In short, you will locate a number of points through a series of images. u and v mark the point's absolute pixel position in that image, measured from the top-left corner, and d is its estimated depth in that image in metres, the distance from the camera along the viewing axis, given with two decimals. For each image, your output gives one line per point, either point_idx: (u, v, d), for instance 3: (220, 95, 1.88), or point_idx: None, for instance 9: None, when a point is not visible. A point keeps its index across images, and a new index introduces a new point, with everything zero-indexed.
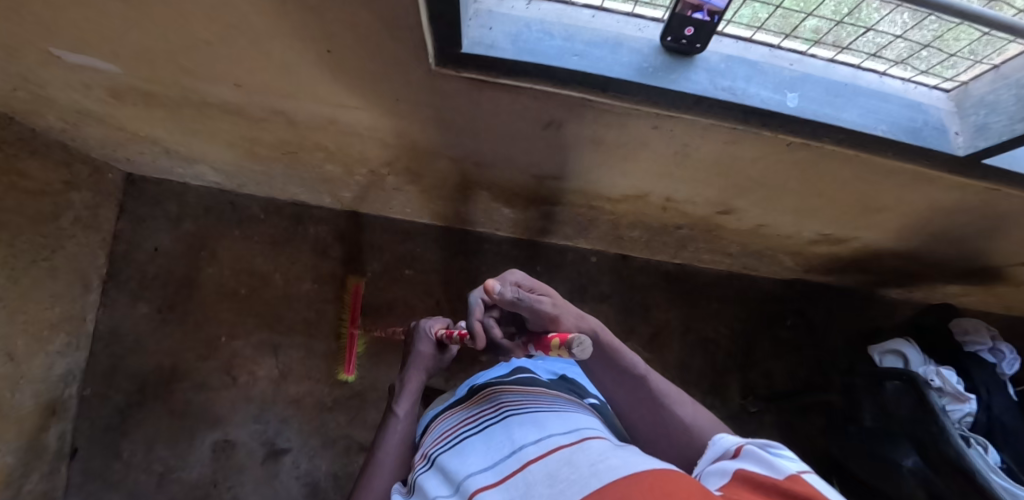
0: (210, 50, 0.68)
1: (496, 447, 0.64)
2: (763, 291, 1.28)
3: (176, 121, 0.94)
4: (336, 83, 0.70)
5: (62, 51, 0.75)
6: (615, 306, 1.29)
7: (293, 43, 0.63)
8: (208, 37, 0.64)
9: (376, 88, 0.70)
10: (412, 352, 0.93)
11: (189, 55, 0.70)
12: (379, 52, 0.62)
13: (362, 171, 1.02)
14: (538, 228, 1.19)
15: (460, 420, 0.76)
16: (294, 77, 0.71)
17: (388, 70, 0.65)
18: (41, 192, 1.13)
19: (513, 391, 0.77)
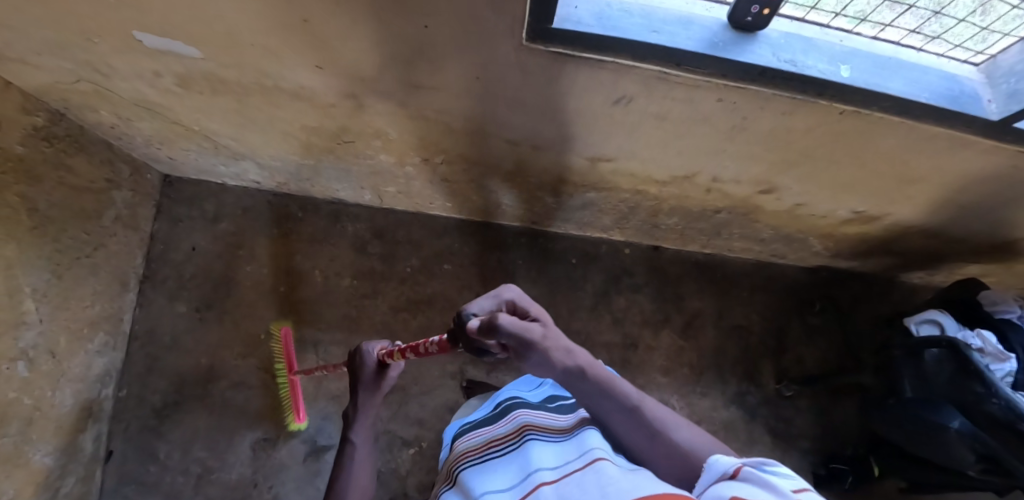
0: (300, 29, 0.71)
1: (510, 472, 0.66)
2: (792, 278, 1.33)
3: (237, 112, 0.97)
4: (418, 60, 0.74)
5: (145, 37, 0.79)
6: (649, 296, 1.32)
7: (389, 19, 0.67)
8: (304, 14, 0.68)
9: (456, 66, 0.74)
10: (358, 380, 0.88)
11: (275, 37, 0.74)
12: (471, 26, 0.66)
13: (414, 160, 1.05)
14: (577, 218, 1.23)
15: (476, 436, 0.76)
16: (377, 56, 0.75)
17: (474, 47, 0.70)
18: (85, 189, 1.15)
19: (531, 410, 0.77)
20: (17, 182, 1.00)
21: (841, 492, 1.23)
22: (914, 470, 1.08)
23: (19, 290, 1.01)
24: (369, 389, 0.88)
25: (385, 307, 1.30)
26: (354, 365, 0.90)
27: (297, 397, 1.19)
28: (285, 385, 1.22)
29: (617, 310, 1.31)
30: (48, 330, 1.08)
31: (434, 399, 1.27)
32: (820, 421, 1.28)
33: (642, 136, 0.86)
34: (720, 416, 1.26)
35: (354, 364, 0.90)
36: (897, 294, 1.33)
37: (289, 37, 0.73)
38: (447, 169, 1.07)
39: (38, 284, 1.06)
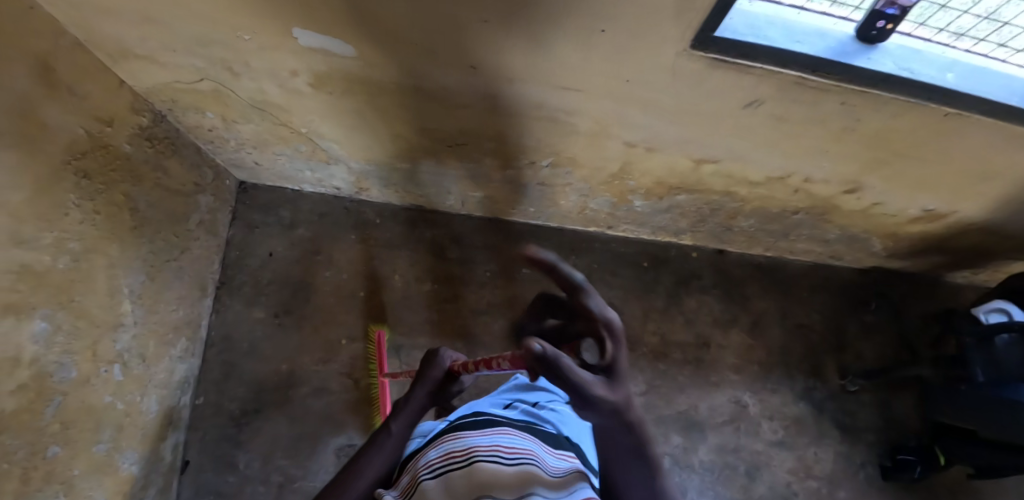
0: (472, 29, 0.76)
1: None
2: (847, 279, 1.42)
3: (359, 112, 1.01)
4: (575, 62, 0.80)
5: (302, 36, 0.82)
6: (717, 297, 1.37)
7: (571, 23, 0.73)
8: (486, 14, 0.73)
9: (608, 66, 0.80)
10: (422, 377, 0.76)
11: (438, 35, 0.79)
12: (643, 31, 0.73)
13: (521, 163, 1.10)
14: (655, 221, 1.28)
15: (455, 445, 0.55)
16: (533, 57, 0.81)
17: (635, 51, 0.76)
18: (177, 191, 1.14)
19: (531, 438, 0.58)
20: (122, 181, 1.01)
21: (907, 483, 1.28)
22: (987, 455, 1.14)
23: (119, 290, 1.01)
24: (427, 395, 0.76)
25: (466, 310, 1.30)
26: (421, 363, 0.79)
27: (388, 399, 1.20)
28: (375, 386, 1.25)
29: (688, 311, 1.34)
30: (140, 333, 1.06)
31: None
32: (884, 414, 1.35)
33: (757, 138, 0.93)
34: (789, 411, 1.32)
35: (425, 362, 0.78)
36: (942, 292, 1.43)
37: (452, 35, 0.78)
38: (549, 172, 1.12)
39: (135, 285, 1.05)
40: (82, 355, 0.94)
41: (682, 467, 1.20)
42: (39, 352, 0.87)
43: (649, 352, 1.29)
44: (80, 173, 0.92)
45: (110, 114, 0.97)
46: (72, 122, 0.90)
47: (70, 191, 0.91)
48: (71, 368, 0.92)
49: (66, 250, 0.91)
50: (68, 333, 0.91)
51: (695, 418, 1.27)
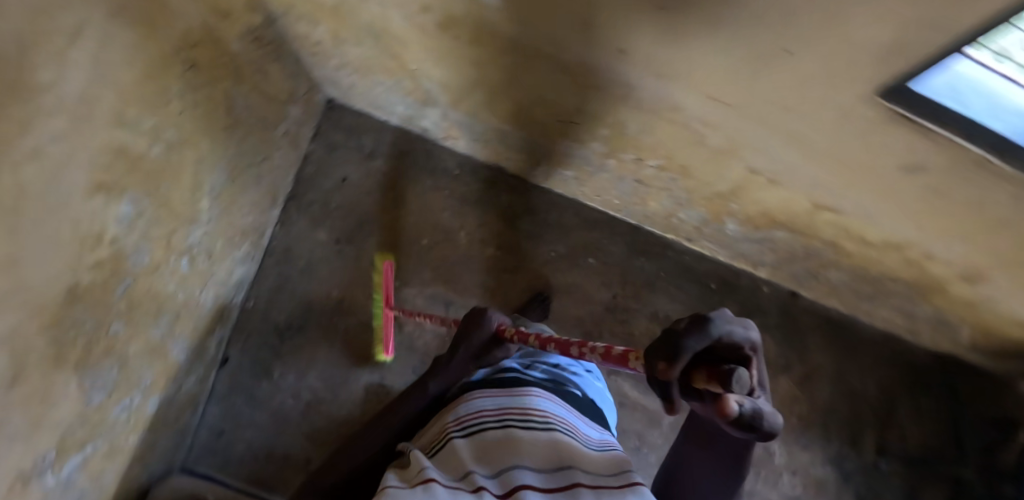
0: (635, 18, 0.70)
1: (544, 455, 0.57)
2: (916, 359, 1.22)
3: (478, 64, 0.96)
4: (734, 75, 0.73)
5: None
6: (775, 340, 1.23)
7: (750, 39, 0.66)
8: (662, 2, 0.65)
9: (768, 87, 0.72)
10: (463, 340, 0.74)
11: (594, 11, 0.72)
12: (823, 67, 0.65)
13: (626, 156, 1.03)
14: (737, 247, 1.18)
15: (484, 392, 0.67)
16: (687, 59, 0.74)
17: (802, 83, 0.69)
18: (272, 98, 1.12)
19: (555, 397, 0.67)
20: (225, 79, 0.99)
21: None
22: None
23: (202, 186, 1.01)
24: (471, 356, 0.74)
25: (522, 285, 1.25)
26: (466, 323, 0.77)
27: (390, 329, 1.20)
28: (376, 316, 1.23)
29: None
30: (211, 231, 1.06)
31: None
32: None
33: (900, 202, 0.83)
34: (815, 471, 1.16)
35: (468, 322, 0.76)
36: None
37: (611, 15, 0.71)
38: (653, 172, 1.05)
39: (217, 184, 1.04)
40: (158, 242, 0.95)
41: None
42: (121, 233, 0.87)
43: None
44: (188, 64, 0.91)
45: (228, 8, 0.94)
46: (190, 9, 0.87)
47: (176, 81, 0.89)
48: (145, 257, 0.93)
49: (162, 138, 0.90)
50: (149, 219, 0.91)
51: None
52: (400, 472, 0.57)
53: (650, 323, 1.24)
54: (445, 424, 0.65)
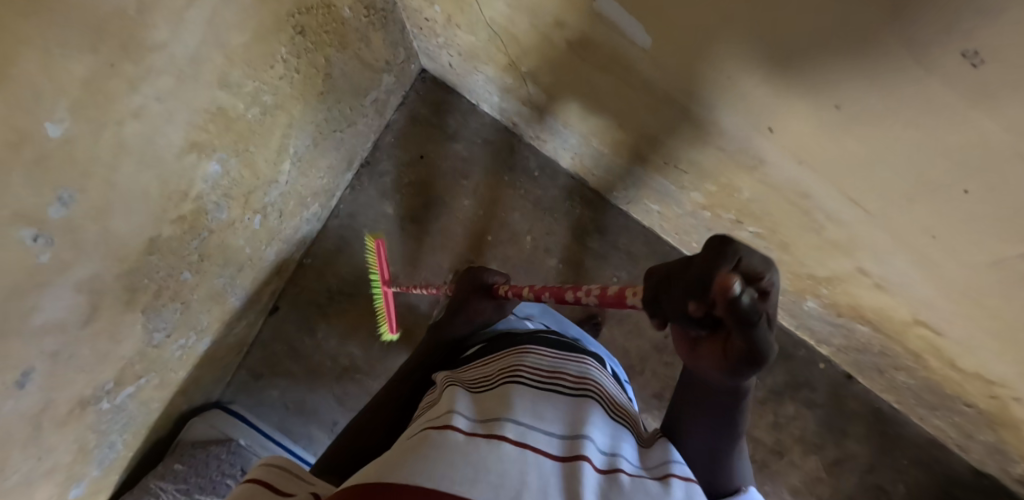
0: (795, 108, 0.64)
1: (595, 425, 0.59)
2: (959, 475, 1.14)
3: (594, 88, 0.89)
4: (883, 188, 0.66)
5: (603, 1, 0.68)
6: (817, 418, 1.20)
7: (917, 163, 0.59)
8: (843, 100, 0.58)
9: (918, 208, 0.65)
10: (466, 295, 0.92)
11: (753, 86, 0.65)
12: (990, 217, 0.58)
13: (723, 213, 0.97)
14: (808, 323, 1.12)
15: (539, 351, 0.72)
16: (835, 159, 0.67)
17: (958, 221, 0.62)
18: (369, 65, 1.07)
19: (601, 374, 0.72)
20: (330, 44, 0.94)
21: None
22: None
23: (286, 149, 0.98)
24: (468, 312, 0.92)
25: (576, 303, 1.23)
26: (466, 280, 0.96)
27: (391, 308, 1.17)
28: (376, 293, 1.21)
29: (782, 416, 1.20)
30: (287, 192, 1.05)
31: None
32: None
33: (1014, 353, 0.76)
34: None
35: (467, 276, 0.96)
36: None
37: (770, 95, 0.64)
38: (747, 235, 0.98)
39: (300, 148, 1.02)
40: (236, 200, 0.94)
41: None
42: (205, 190, 0.87)
43: None
44: (298, 27, 0.86)
45: None
46: None
47: (283, 43, 0.85)
48: (224, 211, 0.93)
49: (259, 101, 0.87)
50: (233, 178, 0.91)
51: None
52: (446, 408, 0.60)
53: None
54: (499, 372, 0.69)
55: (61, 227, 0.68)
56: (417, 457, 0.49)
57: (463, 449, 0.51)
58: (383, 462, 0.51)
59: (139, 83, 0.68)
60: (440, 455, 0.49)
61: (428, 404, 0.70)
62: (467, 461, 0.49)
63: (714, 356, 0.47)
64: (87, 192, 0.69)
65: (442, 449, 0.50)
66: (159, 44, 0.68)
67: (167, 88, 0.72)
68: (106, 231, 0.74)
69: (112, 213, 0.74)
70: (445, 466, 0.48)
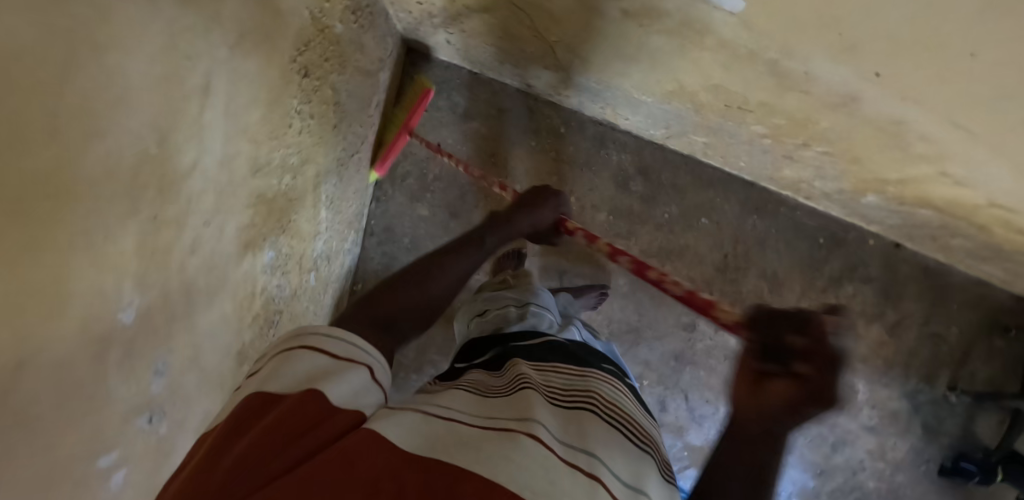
0: (910, 58, 0.59)
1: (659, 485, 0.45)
2: (999, 303, 1.28)
3: (640, 49, 0.82)
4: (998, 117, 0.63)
5: None
6: (874, 292, 1.28)
7: None
8: (981, 50, 0.52)
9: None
10: (539, 207, 0.86)
11: (873, 41, 0.58)
12: None
13: (788, 140, 0.93)
14: (863, 212, 1.15)
15: (616, 385, 0.59)
16: (944, 96, 0.64)
17: None
18: (367, 72, 0.93)
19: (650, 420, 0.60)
20: (333, 71, 0.81)
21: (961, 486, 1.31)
22: None
23: (321, 199, 0.89)
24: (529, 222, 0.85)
25: None
26: (542, 196, 0.88)
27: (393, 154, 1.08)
28: (393, 129, 1.10)
29: (842, 297, 1.28)
30: (329, 236, 0.97)
31: (662, 344, 1.27)
32: (968, 432, 1.31)
33: None
34: (890, 404, 1.31)
35: (537, 194, 0.87)
36: None
37: (886, 49, 0.59)
38: (812, 154, 0.96)
39: (330, 190, 0.92)
40: (292, 271, 0.87)
41: None
42: (268, 280, 0.79)
43: None
44: (303, 69, 0.73)
45: None
46: (301, 3, 0.69)
47: (294, 95, 0.73)
48: (285, 287, 0.86)
49: (288, 167, 0.76)
50: (285, 253, 0.82)
51: None
52: (523, 409, 0.46)
53: (758, 280, 1.25)
54: (573, 381, 0.55)
55: (166, 394, 0.62)
56: (494, 458, 0.37)
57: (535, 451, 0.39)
58: (444, 442, 0.39)
59: (185, 218, 0.58)
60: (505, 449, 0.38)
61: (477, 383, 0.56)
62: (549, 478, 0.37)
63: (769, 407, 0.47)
64: (176, 351, 0.62)
65: (529, 458, 0.38)
66: (188, 166, 0.56)
67: (211, 205, 0.62)
68: (199, 370, 0.68)
69: (201, 352, 0.67)
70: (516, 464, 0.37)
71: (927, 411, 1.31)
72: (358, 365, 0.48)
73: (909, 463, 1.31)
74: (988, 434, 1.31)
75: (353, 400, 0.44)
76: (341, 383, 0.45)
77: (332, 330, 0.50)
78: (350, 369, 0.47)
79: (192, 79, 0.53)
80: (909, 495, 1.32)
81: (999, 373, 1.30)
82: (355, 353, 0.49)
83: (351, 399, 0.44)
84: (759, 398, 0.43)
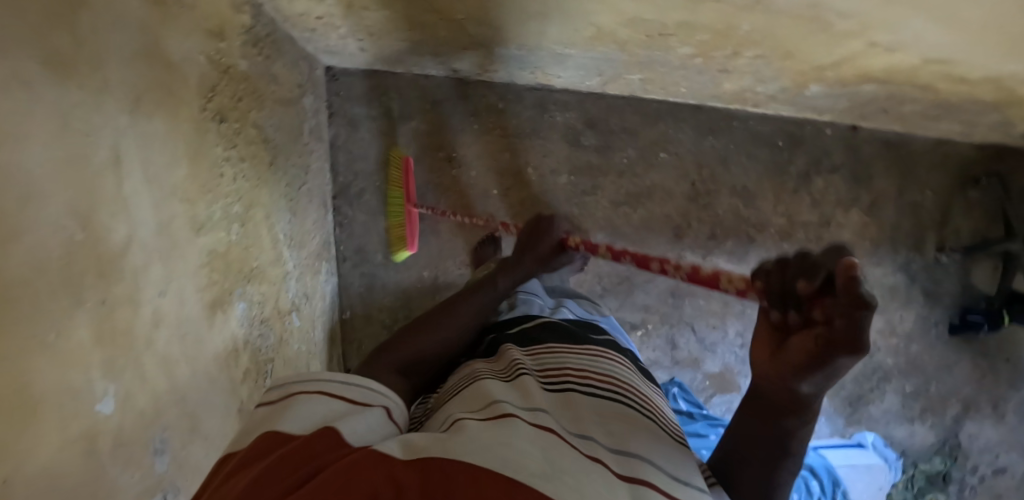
0: None
1: (662, 446, 0.42)
2: (966, 156, 1.30)
3: (547, 4, 0.80)
4: None
5: None
6: (844, 178, 1.29)
7: None
8: None
9: None
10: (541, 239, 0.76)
11: None
12: None
13: (718, 53, 0.92)
14: (812, 104, 1.15)
15: (612, 361, 0.57)
16: None
17: None
18: (288, 101, 0.92)
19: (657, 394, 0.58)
20: (251, 109, 0.79)
21: (973, 336, 1.34)
22: None
23: (279, 239, 0.88)
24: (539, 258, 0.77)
25: None
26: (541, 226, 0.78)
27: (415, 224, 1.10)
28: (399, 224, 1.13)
29: (815, 192, 1.29)
30: (300, 273, 0.96)
31: (657, 285, 1.27)
32: (966, 286, 1.34)
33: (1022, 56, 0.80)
34: (887, 281, 1.34)
35: (536, 227, 0.78)
36: None
37: None
38: (744, 61, 0.95)
39: (286, 227, 0.90)
40: (273, 318, 0.86)
41: None
42: (248, 332, 0.78)
43: (775, 232, 1.28)
44: (217, 115, 0.71)
45: (220, 25, 0.71)
46: (192, 49, 0.66)
47: (216, 143, 0.71)
48: (270, 335, 0.85)
49: (233, 216, 0.75)
50: (259, 302, 0.81)
51: None
52: (525, 398, 0.44)
53: (730, 198, 1.26)
54: (566, 367, 0.53)
55: (175, 470, 0.61)
56: (493, 444, 0.34)
57: (533, 436, 0.36)
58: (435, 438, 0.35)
59: (138, 295, 0.57)
60: (499, 439, 0.35)
61: (477, 374, 0.53)
62: (544, 457, 0.34)
63: (811, 349, 0.37)
64: (172, 425, 0.61)
65: (528, 442, 0.35)
66: (123, 240, 0.55)
67: (162, 276, 0.61)
68: (202, 436, 0.67)
69: (200, 418, 0.67)
70: (514, 450, 0.33)
71: (922, 277, 1.33)
72: (373, 408, 0.43)
73: (920, 330, 1.34)
74: (985, 281, 1.33)
75: (366, 437, 0.38)
76: (355, 419, 0.39)
77: (346, 376, 0.45)
78: (361, 410, 0.42)
79: (98, 154, 0.51)
80: (928, 360, 1.35)
81: (981, 222, 1.32)
82: (368, 396, 0.44)
83: (365, 435, 0.39)
84: (780, 356, 0.40)
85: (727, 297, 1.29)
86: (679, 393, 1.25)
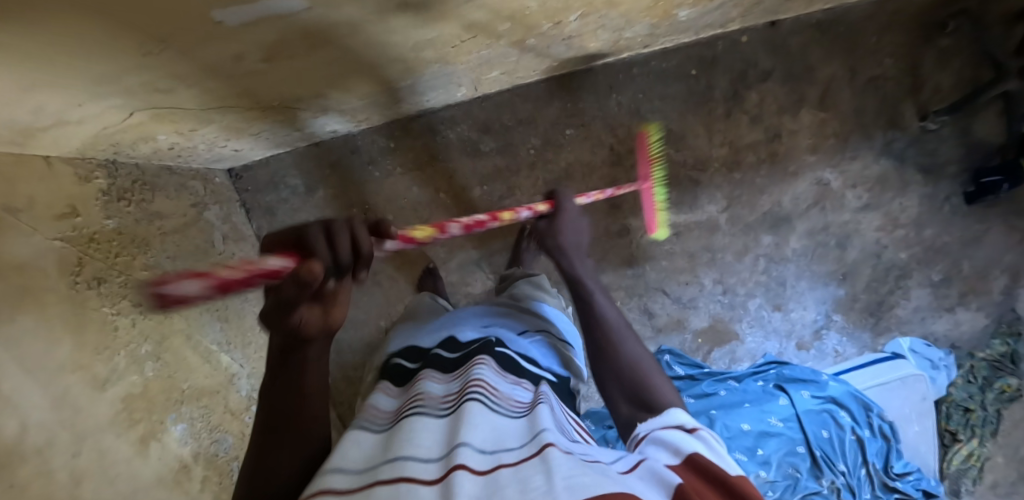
0: None
1: (465, 431, 0.44)
2: (919, 5, 1.10)
3: (337, 65, 0.79)
4: None
5: (228, 16, 0.53)
6: (779, 81, 1.15)
7: None
8: None
9: None
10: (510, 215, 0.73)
11: None
12: None
13: (543, 29, 0.86)
14: (700, 23, 1.04)
15: (428, 379, 0.58)
16: None
17: None
18: (184, 227, 1.01)
19: (490, 361, 0.60)
20: (133, 257, 0.87)
21: (995, 199, 1.15)
22: None
23: (210, 351, 0.96)
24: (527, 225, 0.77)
25: None
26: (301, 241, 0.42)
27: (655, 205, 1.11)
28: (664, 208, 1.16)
29: (751, 108, 1.16)
30: (250, 369, 1.05)
31: (612, 259, 1.22)
32: (970, 146, 1.15)
33: None
34: (871, 172, 1.18)
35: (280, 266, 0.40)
36: None
37: None
38: (578, 23, 0.88)
39: (218, 336, 0.99)
40: (226, 421, 0.97)
41: (777, 263, 1.20)
42: (194, 449, 0.89)
43: (720, 165, 1.18)
44: (93, 281, 0.79)
45: (68, 204, 0.79)
46: (43, 241, 0.73)
47: (100, 305, 0.79)
48: (227, 439, 0.96)
49: (144, 358, 0.84)
50: (201, 416, 0.91)
51: (779, 214, 1.19)
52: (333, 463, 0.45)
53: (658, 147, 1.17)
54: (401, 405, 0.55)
55: None
56: None
57: None
58: None
59: (48, 468, 0.66)
60: None
61: None
62: None
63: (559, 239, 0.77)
64: None
65: None
66: (16, 432, 0.63)
67: (71, 441, 0.70)
68: None
69: None
70: None
71: (911, 154, 1.16)
72: None
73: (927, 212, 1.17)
74: (991, 134, 1.14)
75: None
76: None
77: None
78: None
79: None
80: (949, 241, 1.18)
81: (964, 71, 1.12)
82: None
83: None
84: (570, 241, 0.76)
85: (690, 248, 1.21)
86: (670, 360, 1.19)
